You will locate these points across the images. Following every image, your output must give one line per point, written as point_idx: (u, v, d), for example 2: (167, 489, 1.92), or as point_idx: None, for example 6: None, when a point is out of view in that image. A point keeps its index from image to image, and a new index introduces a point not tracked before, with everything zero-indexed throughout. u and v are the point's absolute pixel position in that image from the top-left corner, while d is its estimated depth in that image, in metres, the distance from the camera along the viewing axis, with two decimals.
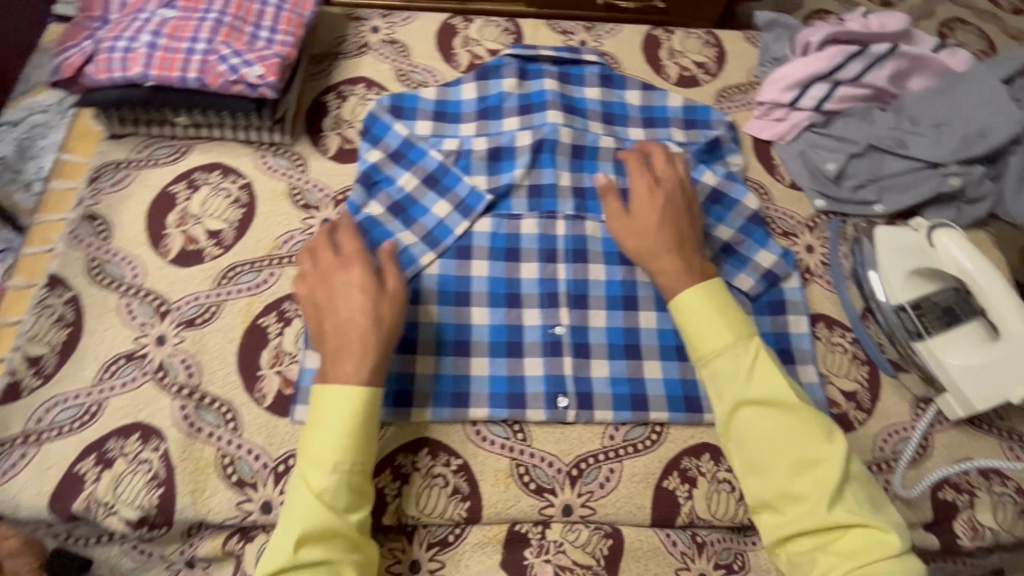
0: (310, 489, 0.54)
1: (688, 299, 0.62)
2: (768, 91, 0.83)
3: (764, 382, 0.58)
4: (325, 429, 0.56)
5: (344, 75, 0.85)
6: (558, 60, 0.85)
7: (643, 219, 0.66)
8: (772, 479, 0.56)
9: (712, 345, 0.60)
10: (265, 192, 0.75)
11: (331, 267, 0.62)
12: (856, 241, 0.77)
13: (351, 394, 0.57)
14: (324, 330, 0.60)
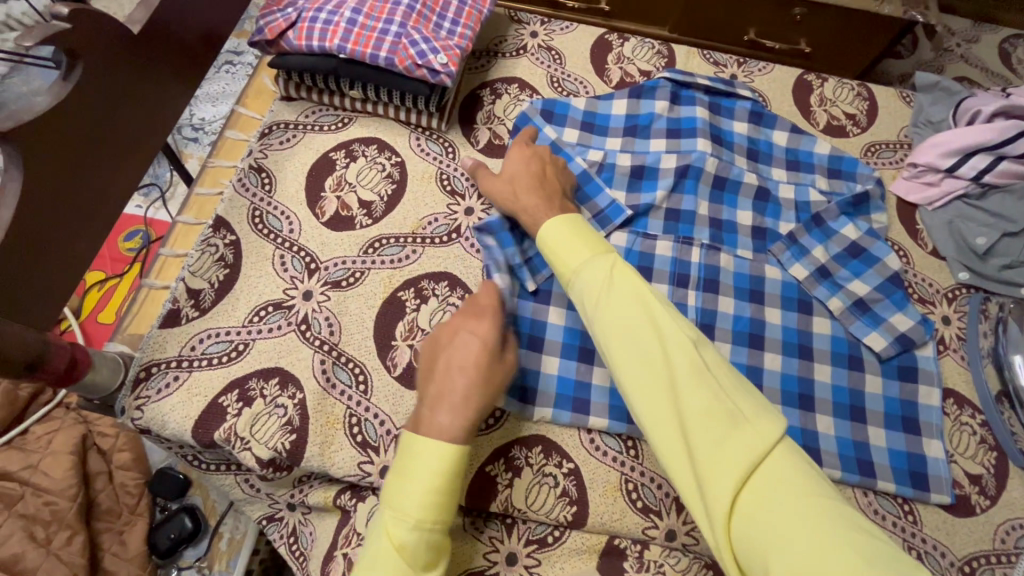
0: (390, 541, 0.51)
1: (550, 229, 0.62)
2: (924, 154, 0.81)
3: (624, 291, 0.54)
4: (412, 481, 0.53)
5: (501, 73, 0.88)
6: (711, 90, 0.86)
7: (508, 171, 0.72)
8: (637, 382, 0.50)
9: (571, 263, 0.59)
10: (416, 172, 0.79)
11: (462, 319, 0.62)
12: (998, 321, 0.74)
13: (440, 453, 0.54)
14: (435, 371, 0.60)
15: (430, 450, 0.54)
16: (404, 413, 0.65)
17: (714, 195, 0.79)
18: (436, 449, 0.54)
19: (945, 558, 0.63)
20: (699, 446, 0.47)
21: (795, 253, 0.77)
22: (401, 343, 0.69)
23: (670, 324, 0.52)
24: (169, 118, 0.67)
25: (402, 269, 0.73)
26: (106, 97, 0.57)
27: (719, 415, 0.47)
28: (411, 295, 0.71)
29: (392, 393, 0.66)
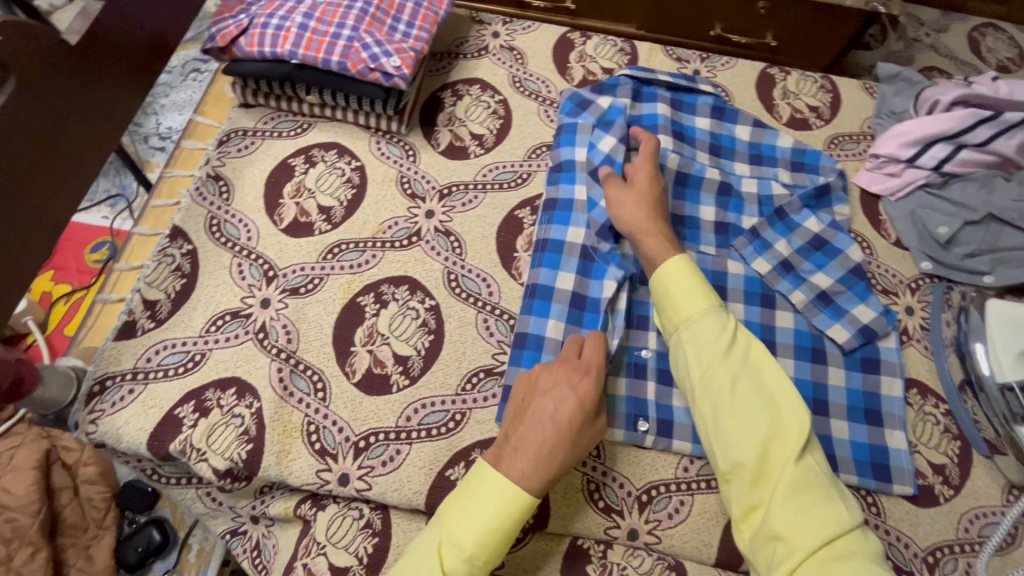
0: (442, 564, 0.52)
1: (674, 272, 0.63)
2: (885, 145, 0.81)
3: (743, 355, 0.58)
4: (478, 511, 0.54)
5: (462, 75, 0.87)
6: (673, 86, 0.85)
7: (644, 187, 0.70)
8: (746, 443, 0.54)
9: (686, 312, 0.61)
10: (376, 177, 0.78)
11: (565, 371, 0.60)
12: (960, 308, 0.73)
13: (511, 497, 0.54)
14: (527, 412, 0.59)
15: (498, 490, 0.54)
16: (363, 419, 0.65)
17: (676, 192, 0.79)
18: (506, 493, 0.54)
19: (909, 549, 0.63)
20: (783, 505, 0.52)
21: (758, 247, 0.76)
22: (360, 348, 0.68)
23: (784, 399, 0.56)
24: (103, 127, 0.67)
25: (360, 274, 0.72)
26: (32, 112, 0.57)
27: (817, 491, 0.52)
28: (371, 300, 0.71)
29: (350, 400, 0.66)
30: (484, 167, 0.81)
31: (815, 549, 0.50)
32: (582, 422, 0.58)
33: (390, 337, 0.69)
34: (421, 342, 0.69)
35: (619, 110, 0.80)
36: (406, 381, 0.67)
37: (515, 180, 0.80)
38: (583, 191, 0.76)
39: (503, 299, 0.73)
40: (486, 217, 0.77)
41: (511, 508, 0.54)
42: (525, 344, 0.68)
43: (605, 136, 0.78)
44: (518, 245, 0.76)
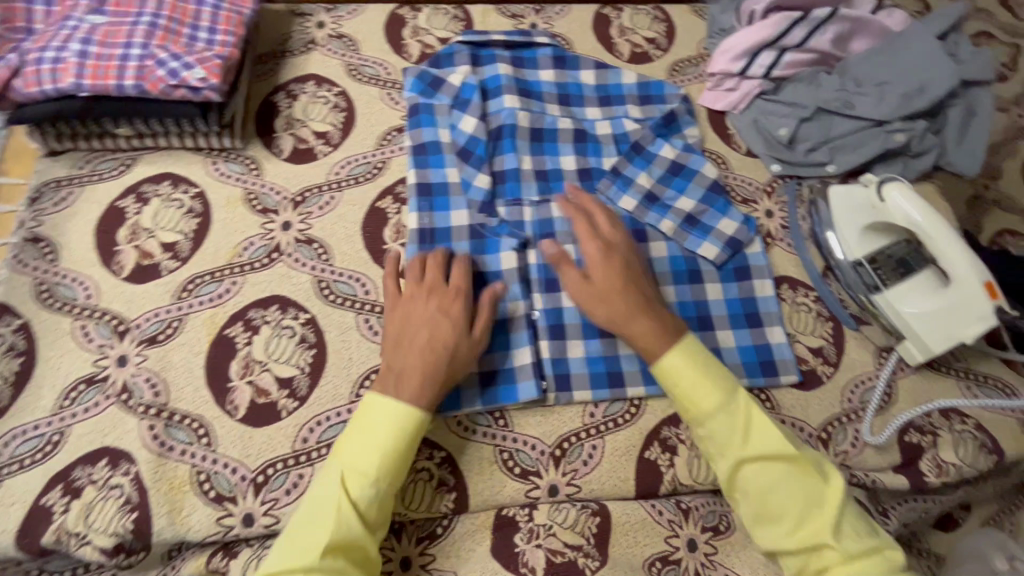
0: (348, 494, 0.54)
1: (671, 365, 0.62)
2: (718, 62, 0.84)
3: (760, 438, 0.59)
4: (372, 437, 0.57)
5: (293, 74, 0.82)
6: (510, 44, 0.84)
7: (601, 286, 0.65)
8: (784, 526, 0.57)
9: (701, 406, 0.61)
10: (220, 199, 0.73)
11: (435, 300, 0.63)
12: (811, 200, 0.78)
13: (402, 419, 0.57)
14: (401, 342, 0.61)
15: (388, 413, 0.57)
16: (256, 453, 0.61)
17: (534, 148, 0.79)
18: (398, 414, 0.57)
19: (804, 432, 0.68)
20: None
21: (621, 185, 0.78)
22: (238, 382, 0.64)
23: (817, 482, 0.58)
24: None
25: (223, 305, 0.68)
26: None
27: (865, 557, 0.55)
28: (239, 329, 0.67)
29: (238, 437, 0.62)
30: (336, 165, 0.77)
31: None
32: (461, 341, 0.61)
33: (268, 362, 0.65)
34: (304, 359, 0.66)
35: (473, 87, 0.79)
36: (295, 402, 0.64)
37: (370, 171, 0.77)
38: (455, 173, 0.75)
39: (381, 295, 0.70)
40: (347, 215, 0.74)
41: (408, 427, 0.57)
42: None
43: (465, 116, 0.78)
44: (386, 237, 0.73)
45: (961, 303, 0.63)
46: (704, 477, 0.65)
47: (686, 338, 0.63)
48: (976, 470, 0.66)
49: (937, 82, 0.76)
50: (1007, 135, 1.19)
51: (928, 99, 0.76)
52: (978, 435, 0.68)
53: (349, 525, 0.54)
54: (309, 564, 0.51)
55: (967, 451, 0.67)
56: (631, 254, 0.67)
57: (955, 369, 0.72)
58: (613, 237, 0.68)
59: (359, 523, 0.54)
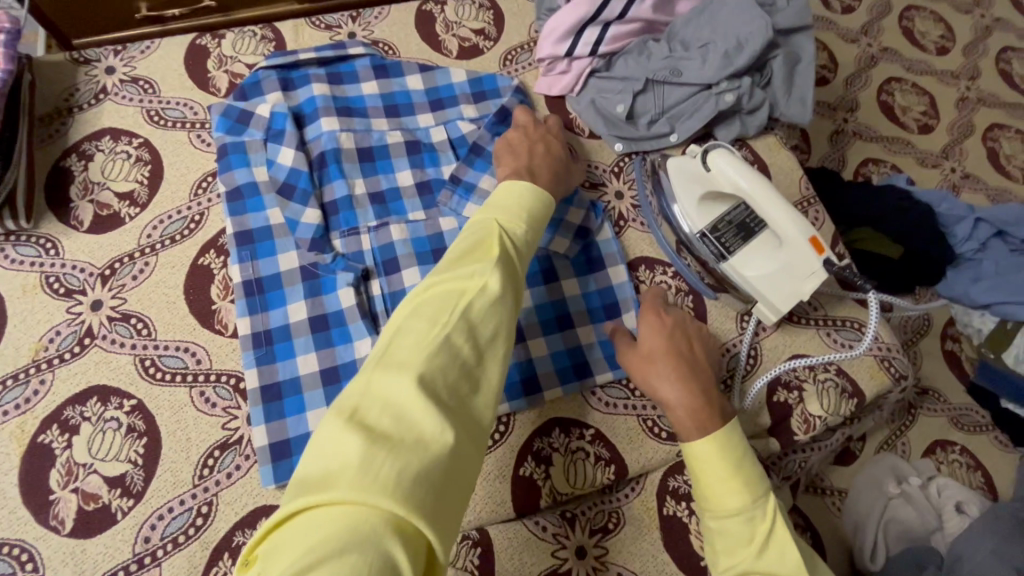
0: (503, 236, 0.55)
1: (702, 453, 0.57)
2: (544, 46, 0.81)
3: (780, 555, 0.53)
4: (513, 202, 0.59)
5: (85, 131, 0.74)
6: (323, 61, 0.78)
7: (648, 349, 0.63)
8: None
9: (722, 501, 0.56)
10: (13, 290, 0.65)
11: (541, 123, 0.74)
12: (655, 174, 0.76)
13: (535, 191, 0.61)
14: (525, 151, 0.69)
15: (530, 189, 0.61)
16: (93, 567, 0.56)
17: (366, 169, 0.74)
18: (532, 186, 0.61)
19: None
20: None
21: (463, 193, 0.73)
22: (61, 493, 0.58)
23: None
24: None
25: (31, 411, 0.60)
26: None
27: None
28: (55, 433, 0.60)
29: (69, 555, 0.56)
30: (146, 226, 0.70)
31: None
32: (566, 162, 0.71)
33: (92, 463, 0.59)
34: (134, 451, 0.60)
35: (284, 115, 0.73)
36: (131, 501, 0.58)
37: (186, 227, 0.70)
38: (278, 213, 0.69)
39: (215, 362, 0.64)
40: (166, 280, 0.67)
41: (546, 201, 0.61)
42: (281, 394, 0.63)
43: (282, 148, 0.72)
44: (213, 296, 0.67)
45: (794, 261, 0.62)
46: (583, 481, 0.64)
47: (729, 427, 0.58)
48: (840, 416, 0.68)
49: (755, 35, 0.74)
50: (859, 65, 1.22)
51: (748, 55, 0.74)
52: (839, 381, 0.69)
53: (514, 261, 0.54)
54: (490, 273, 0.51)
55: (830, 400, 0.68)
56: (694, 328, 0.66)
57: (814, 318, 0.73)
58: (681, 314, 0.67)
59: (518, 261, 0.55)
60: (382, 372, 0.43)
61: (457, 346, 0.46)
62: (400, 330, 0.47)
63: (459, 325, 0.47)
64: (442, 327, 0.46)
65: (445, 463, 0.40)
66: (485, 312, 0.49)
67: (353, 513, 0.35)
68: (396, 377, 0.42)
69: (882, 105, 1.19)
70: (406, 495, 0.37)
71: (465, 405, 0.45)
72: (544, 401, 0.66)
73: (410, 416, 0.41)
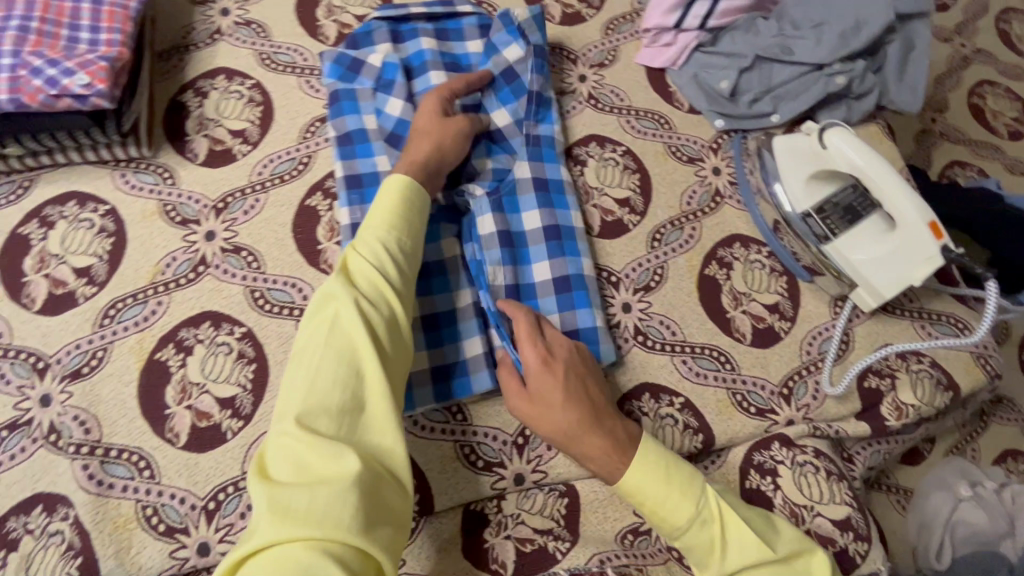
0: (364, 251, 0.58)
1: (632, 483, 0.57)
2: (652, 17, 0.81)
3: (740, 547, 0.54)
4: (376, 210, 0.61)
5: (200, 69, 0.76)
6: (432, 16, 0.79)
7: (544, 401, 0.59)
8: None
9: (675, 521, 0.55)
10: (133, 215, 0.68)
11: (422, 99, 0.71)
12: (758, 153, 0.76)
13: (395, 189, 0.61)
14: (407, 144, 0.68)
15: (385, 191, 0.62)
16: (205, 480, 0.58)
17: None
18: (391, 184, 0.62)
19: (765, 389, 0.68)
20: None
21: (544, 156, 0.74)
22: (176, 408, 0.61)
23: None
24: None
25: (149, 329, 0.63)
26: None
27: None
28: (171, 352, 0.63)
29: (183, 467, 0.59)
30: (257, 164, 0.72)
31: None
32: (441, 121, 0.68)
33: (205, 384, 0.62)
34: (243, 376, 0.62)
35: (395, 66, 0.74)
36: (240, 422, 0.61)
37: (294, 168, 0.72)
38: (385, 160, 0.71)
39: None
40: (276, 217, 0.69)
41: (403, 191, 0.61)
42: None
43: (391, 98, 0.73)
44: (320, 237, 0.69)
45: (907, 246, 0.62)
46: (671, 447, 0.64)
47: (644, 447, 0.58)
48: (933, 408, 0.67)
49: (875, 18, 0.73)
50: (951, 65, 1.18)
51: (865, 37, 0.73)
52: (933, 373, 0.68)
53: (375, 269, 0.57)
54: (341, 299, 0.55)
55: (924, 390, 0.67)
56: (571, 353, 0.61)
57: (909, 309, 0.72)
58: (558, 339, 0.62)
59: (382, 270, 0.57)
60: (273, 426, 0.51)
61: (333, 378, 0.52)
62: (286, 379, 0.54)
63: (328, 359, 0.52)
64: (315, 366, 0.52)
65: (352, 479, 0.47)
66: (350, 333, 0.54)
67: (279, 555, 0.43)
68: (282, 435, 0.49)
69: (972, 108, 1.16)
70: (311, 525, 0.44)
71: (356, 421, 0.51)
72: (637, 364, 0.67)
73: (305, 459, 0.48)
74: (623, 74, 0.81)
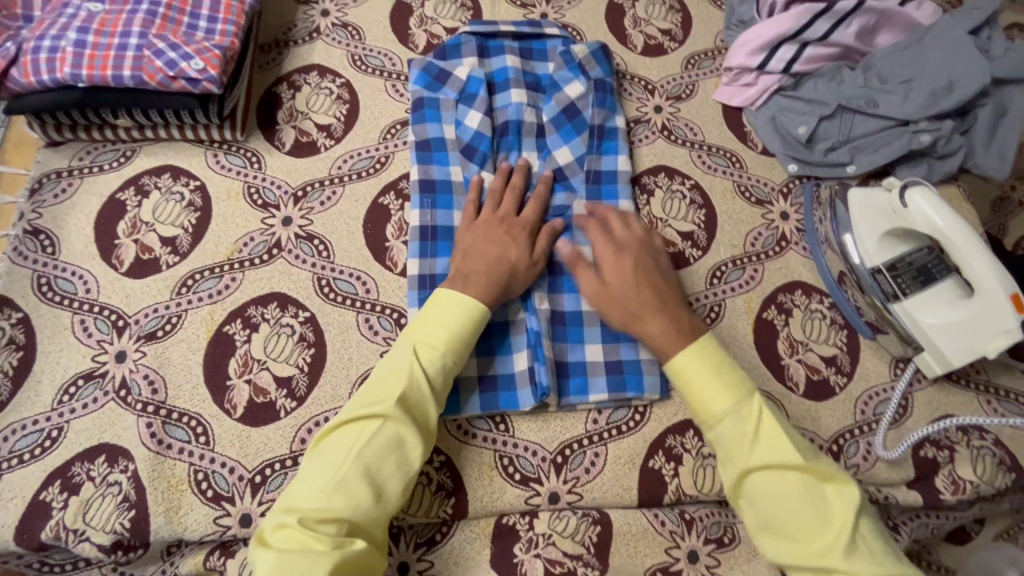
0: (423, 366, 0.58)
1: (684, 362, 0.60)
2: (735, 56, 0.81)
3: (769, 450, 0.56)
4: (441, 321, 0.60)
5: (297, 64, 0.80)
6: (519, 35, 0.81)
7: (614, 290, 0.64)
8: (794, 538, 0.53)
9: (712, 410, 0.58)
10: (220, 193, 0.72)
11: (500, 224, 0.68)
12: (831, 201, 0.74)
13: (464, 310, 0.61)
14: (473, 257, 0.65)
15: (455, 305, 0.61)
16: (254, 453, 0.61)
17: (540, 145, 0.76)
18: (463, 298, 0.61)
19: (814, 443, 0.66)
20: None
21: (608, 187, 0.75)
22: (237, 380, 0.63)
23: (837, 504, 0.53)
24: None
25: (221, 302, 0.67)
26: None
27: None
28: (239, 326, 0.66)
29: (236, 438, 0.61)
30: (338, 159, 0.75)
31: None
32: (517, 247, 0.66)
33: (266, 361, 0.64)
34: (302, 358, 0.65)
35: (479, 80, 0.76)
36: (294, 402, 0.63)
37: (372, 166, 0.75)
38: (459, 170, 0.73)
39: (382, 294, 0.69)
40: (349, 211, 0.72)
41: (474, 315, 0.61)
42: None
43: (471, 111, 0.75)
44: (388, 234, 0.71)
45: (984, 315, 0.60)
46: (710, 489, 0.63)
47: (706, 339, 0.61)
48: (993, 487, 0.64)
49: (969, 80, 0.72)
50: None
51: (957, 98, 0.72)
52: (997, 452, 0.65)
53: (428, 390, 0.58)
54: (390, 418, 0.55)
55: (985, 468, 0.64)
56: (641, 250, 0.67)
57: (975, 381, 0.69)
58: (628, 238, 0.68)
59: (432, 394, 0.58)
60: (293, 496, 0.52)
61: (360, 485, 0.52)
62: (315, 461, 0.54)
63: (361, 467, 0.53)
64: (347, 468, 0.53)
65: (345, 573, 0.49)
66: (390, 453, 0.55)
67: None
68: (294, 516, 0.50)
69: None
70: None
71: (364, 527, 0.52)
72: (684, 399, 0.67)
73: (309, 544, 0.49)
74: (699, 109, 0.82)
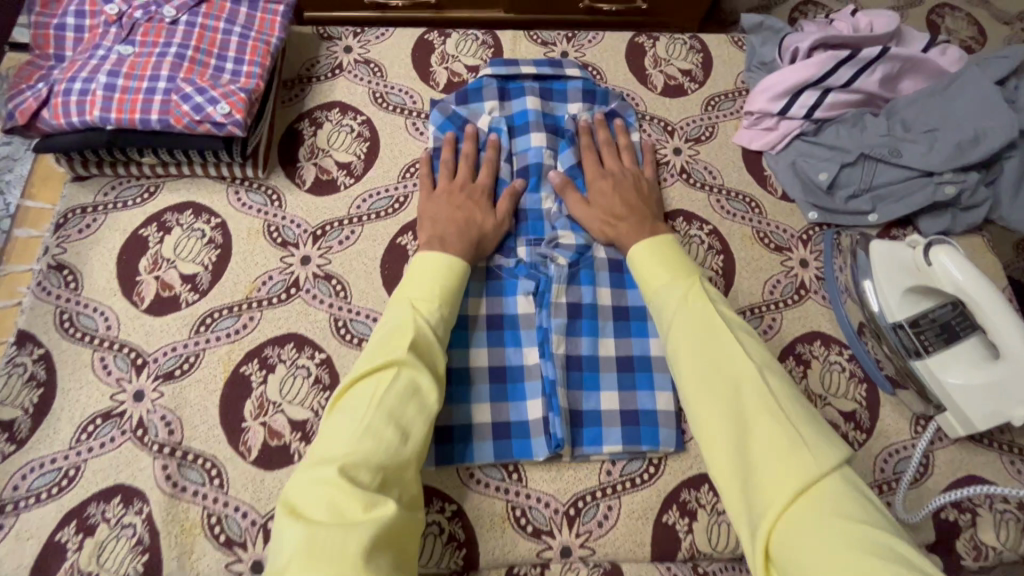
0: (422, 316, 0.61)
1: (638, 251, 0.67)
2: (756, 101, 0.80)
3: (698, 313, 0.61)
4: (433, 276, 0.64)
5: (319, 101, 0.81)
6: (540, 76, 0.82)
7: (598, 205, 0.72)
8: (716, 404, 0.55)
9: (654, 282, 0.65)
10: (240, 230, 0.72)
11: (463, 191, 0.72)
12: (852, 251, 0.74)
13: (452, 264, 0.65)
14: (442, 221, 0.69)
15: (440, 261, 0.65)
16: (267, 498, 0.61)
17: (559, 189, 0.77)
18: (450, 258, 0.65)
19: None
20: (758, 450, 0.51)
21: None
22: (251, 423, 0.64)
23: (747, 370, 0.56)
24: None
25: (239, 342, 0.67)
26: None
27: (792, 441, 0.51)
28: (255, 367, 0.66)
29: (250, 481, 0.61)
30: (357, 198, 0.75)
31: (791, 497, 0.48)
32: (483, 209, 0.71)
33: (281, 403, 0.64)
34: (317, 401, 0.65)
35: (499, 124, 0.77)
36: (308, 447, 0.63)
37: (391, 206, 0.75)
38: None
39: None
40: (367, 251, 0.73)
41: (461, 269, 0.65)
42: (452, 382, 0.66)
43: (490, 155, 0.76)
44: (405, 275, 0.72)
45: (1010, 381, 0.60)
46: (724, 546, 0.62)
47: (667, 239, 0.68)
48: (1016, 554, 0.63)
49: (995, 133, 0.72)
50: None
51: (983, 151, 0.71)
52: (1020, 517, 0.64)
53: (429, 336, 0.60)
54: (405, 363, 0.57)
55: (1008, 533, 0.63)
56: (626, 175, 0.75)
57: (999, 441, 0.68)
58: (617, 166, 0.76)
59: (437, 340, 0.60)
60: (314, 466, 0.51)
61: (383, 431, 0.53)
62: (332, 428, 0.54)
63: (383, 416, 0.54)
64: (369, 419, 0.53)
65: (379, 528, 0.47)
66: (409, 399, 0.56)
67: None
68: (329, 470, 0.49)
69: None
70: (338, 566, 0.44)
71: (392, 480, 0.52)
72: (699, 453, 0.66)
73: (343, 503, 0.47)
74: (719, 152, 0.81)
